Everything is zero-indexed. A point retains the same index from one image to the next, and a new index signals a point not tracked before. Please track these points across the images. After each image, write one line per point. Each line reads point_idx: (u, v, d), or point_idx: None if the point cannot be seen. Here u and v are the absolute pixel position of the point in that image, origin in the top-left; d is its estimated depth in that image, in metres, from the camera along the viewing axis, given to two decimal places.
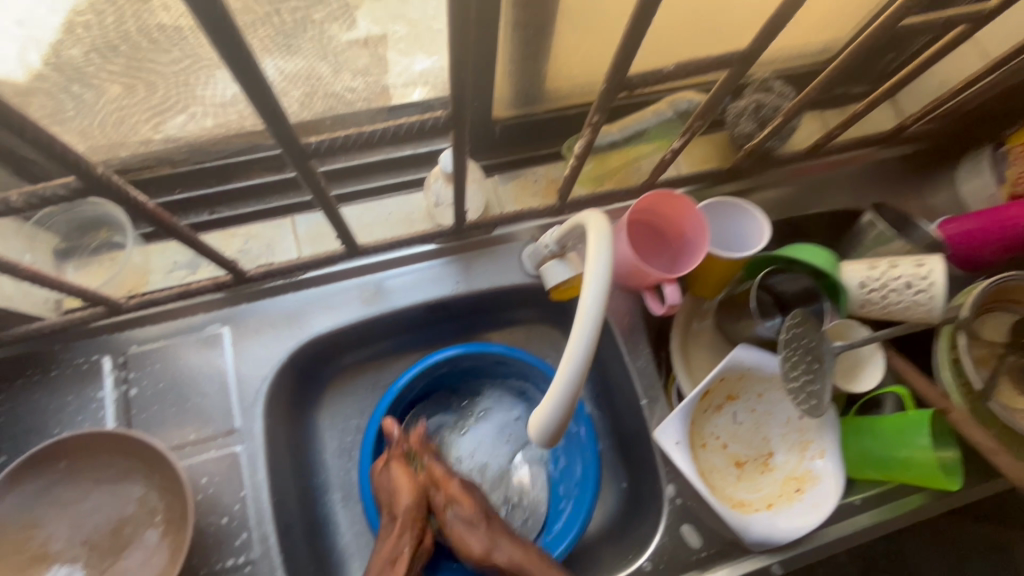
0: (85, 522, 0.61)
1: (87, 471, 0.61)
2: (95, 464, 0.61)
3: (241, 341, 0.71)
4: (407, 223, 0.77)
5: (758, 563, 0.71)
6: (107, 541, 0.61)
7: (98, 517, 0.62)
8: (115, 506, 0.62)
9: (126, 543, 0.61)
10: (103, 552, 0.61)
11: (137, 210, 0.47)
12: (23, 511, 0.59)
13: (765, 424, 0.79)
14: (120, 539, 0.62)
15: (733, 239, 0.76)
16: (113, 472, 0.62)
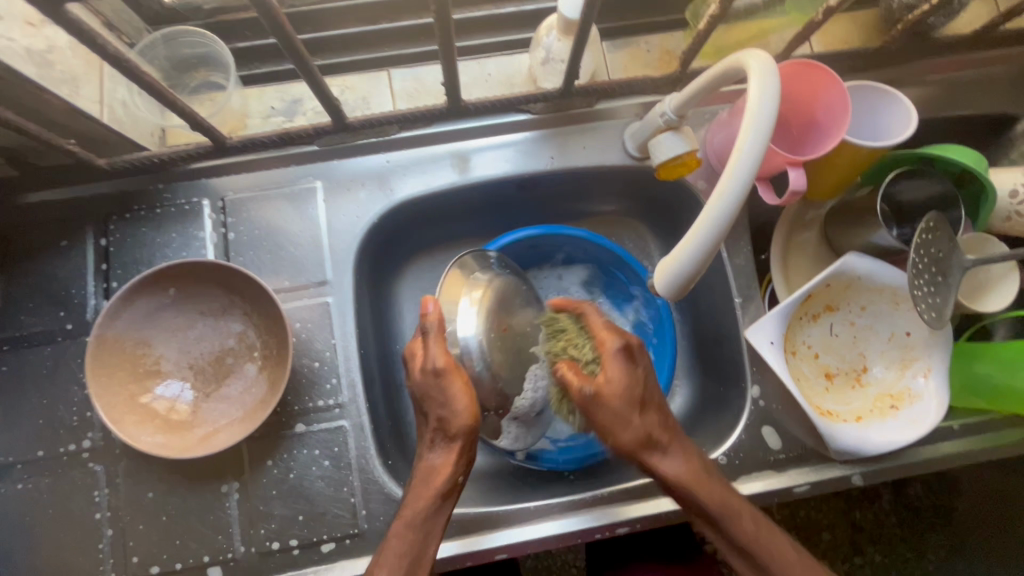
0: (192, 349, 0.65)
1: (194, 302, 0.64)
2: (200, 294, 0.64)
3: (333, 197, 0.71)
4: (507, 86, 0.72)
5: (838, 472, 0.69)
6: (211, 369, 0.65)
7: (202, 346, 0.65)
8: (218, 337, 0.65)
9: (228, 373, 0.65)
10: (209, 378, 0.64)
11: (271, 23, 0.45)
12: (137, 330, 0.62)
13: (864, 339, 0.75)
14: (223, 368, 0.65)
15: (865, 129, 0.68)
16: (216, 305, 0.65)
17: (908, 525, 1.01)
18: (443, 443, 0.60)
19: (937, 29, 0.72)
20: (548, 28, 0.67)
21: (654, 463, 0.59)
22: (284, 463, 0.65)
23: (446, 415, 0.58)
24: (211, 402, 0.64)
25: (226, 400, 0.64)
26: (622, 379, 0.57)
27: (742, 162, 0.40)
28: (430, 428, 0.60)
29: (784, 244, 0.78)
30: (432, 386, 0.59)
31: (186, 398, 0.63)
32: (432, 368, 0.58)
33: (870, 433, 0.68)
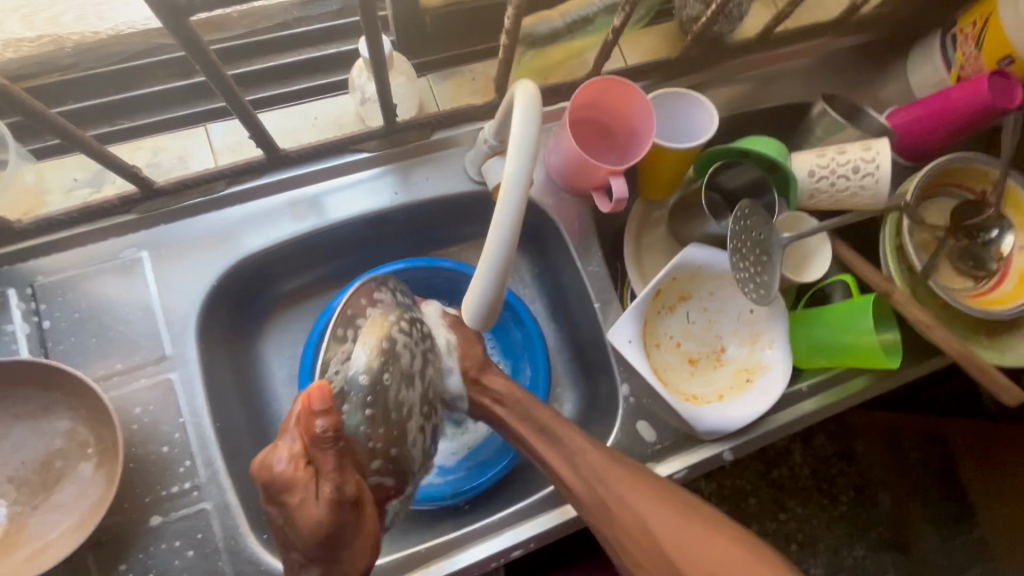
0: (9, 459, 0.58)
1: (4, 407, 0.58)
2: (10, 397, 0.58)
3: (163, 265, 0.66)
4: (336, 127, 0.71)
5: (711, 451, 0.73)
6: (37, 477, 0.58)
7: (24, 452, 0.58)
8: (40, 441, 0.59)
9: (60, 477, 0.59)
10: (36, 488, 0.58)
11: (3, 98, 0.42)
12: None
13: (717, 322, 0.80)
14: (51, 474, 0.58)
15: (680, 131, 0.73)
16: (34, 405, 0.58)
17: (820, 474, 1.10)
18: (322, 553, 0.48)
19: (727, 34, 0.80)
20: (362, 68, 0.67)
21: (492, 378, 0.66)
22: (141, 563, 0.59)
23: (341, 564, 0.49)
24: (42, 514, 0.57)
25: (58, 508, 0.58)
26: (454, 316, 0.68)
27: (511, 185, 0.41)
28: (299, 545, 0.48)
29: (637, 245, 0.82)
30: (336, 525, 0.47)
31: (4, 516, 0.56)
32: (346, 500, 0.48)
33: (730, 409, 0.73)
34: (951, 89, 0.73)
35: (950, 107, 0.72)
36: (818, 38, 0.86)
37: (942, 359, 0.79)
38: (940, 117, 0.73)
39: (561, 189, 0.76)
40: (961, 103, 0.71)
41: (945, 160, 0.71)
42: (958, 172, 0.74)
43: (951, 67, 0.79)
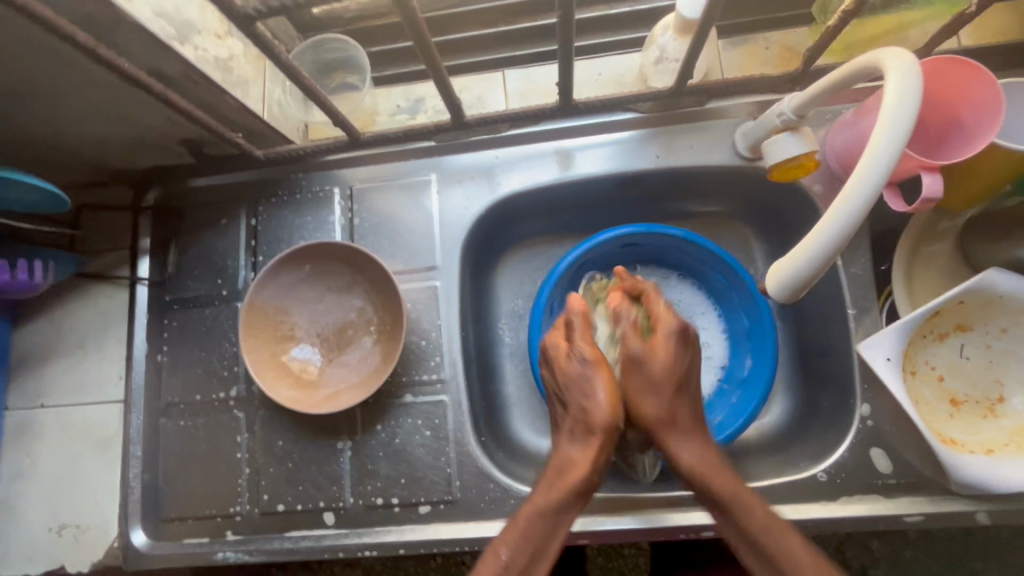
0: (319, 319, 0.74)
1: (323, 279, 0.73)
2: (329, 271, 0.73)
3: (446, 190, 0.76)
4: (616, 86, 0.73)
5: (960, 506, 0.63)
6: (334, 338, 0.74)
7: (328, 317, 0.74)
8: (341, 311, 0.74)
9: (348, 343, 0.73)
10: (332, 345, 0.73)
11: (414, 30, 0.50)
12: (277, 299, 0.72)
13: (999, 365, 0.67)
14: (344, 338, 0.73)
15: (1016, 131, 0.62)
16: (343, 281, 0.73)
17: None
18: (582, 436, 0.59)
19: None
20: (666, 27, 0.67)
21: (677, 448, 0.60)
22: (391, 428, 0.71)
23: (588, 405, 0.59)
24: (334, 367, 0.73)
25: (345, 366, 0.73)
26: (668, 359, 0.60)
27: (874, 167, 0.42)
28: (571, 419, 0.61)
29: (911, 257, 0.71)
30: (579, 376, 0.60)
31: (316, 361, 0.73)
32: (582, 357, 0.61)
33: (1003, 468, 0.61)
34: None
35: None
36: None
37: None
38: None
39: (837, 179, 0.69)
40: None
41: None
42: None
43: None
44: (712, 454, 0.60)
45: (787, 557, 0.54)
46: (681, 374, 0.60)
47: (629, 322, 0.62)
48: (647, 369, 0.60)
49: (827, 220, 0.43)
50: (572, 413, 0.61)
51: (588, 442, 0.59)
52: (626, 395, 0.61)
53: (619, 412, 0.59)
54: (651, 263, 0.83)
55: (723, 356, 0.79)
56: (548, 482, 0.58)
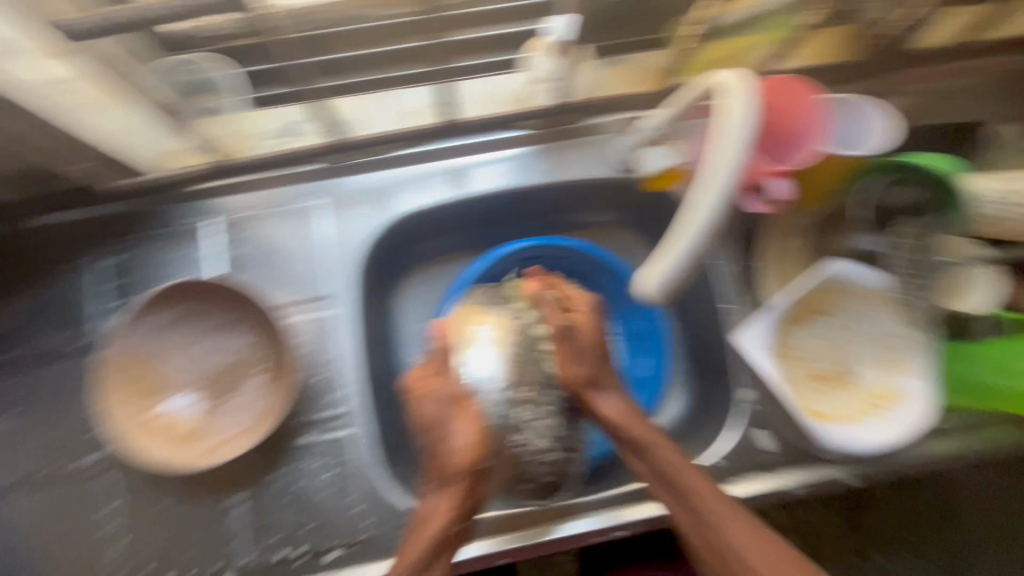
0: (200, 362, 0.68)
1: (201, 320, 0.67)
2: (207, 312, 0.67)
3: (334, 215, 0.74)
4: (499, 106, 0.75)
5: (830, 472, 0.71)
6: (217, 382, 0.68)
7: (210, 359, 0.68)
8: (224, 352, 0.68)
9: (235, 385, 0.68)
10: (216, 390, 0.68)
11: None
12: (145, 344, 0.65)
13: (852, 342, 0.76)
14: (229, 381, 0.68)
15: (840, 138, 0.71)
16: (223, 320, 0.68)
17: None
18: (440, 486, 0.62)
19: (908, 42, 0.75)
20: (537, 49, 0.69)
21: (599, 401, 0.65)
22: (289, 473, 0.66)
23: (447, 451, 0.62)
24: (219, 414, 0.67)
25: (232, 412, 0.67)
26: (589, 318, 0.67)
27: (719, 173, 0.45)
28: (432, 470, 0.64)
29: (775, 251, 0.79)
30: (440, 417, 0.64)
31: (196, 408, 0.67)
32: (442, 399, 0.64)
33: (859, 432, 0.69)
34: None
35: None
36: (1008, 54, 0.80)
37: None
38: None
39: None
40: None
41: None
42: None
43: None
44: (629, 410, 0.65)
45: (701, 506, 0.59)
46: (602, 334, 0.68)
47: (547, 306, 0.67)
48: (575, 330, 0.66)
49: (687, 230, 0.46)
50: (433, 463, 0.64)
51: (447, 491, 0.61)
52: (554, 353, 0.66)
53: (477, 461, 0.61)
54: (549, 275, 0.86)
55: (622, 358, 0.84)
56: (415, 539, 0.60)
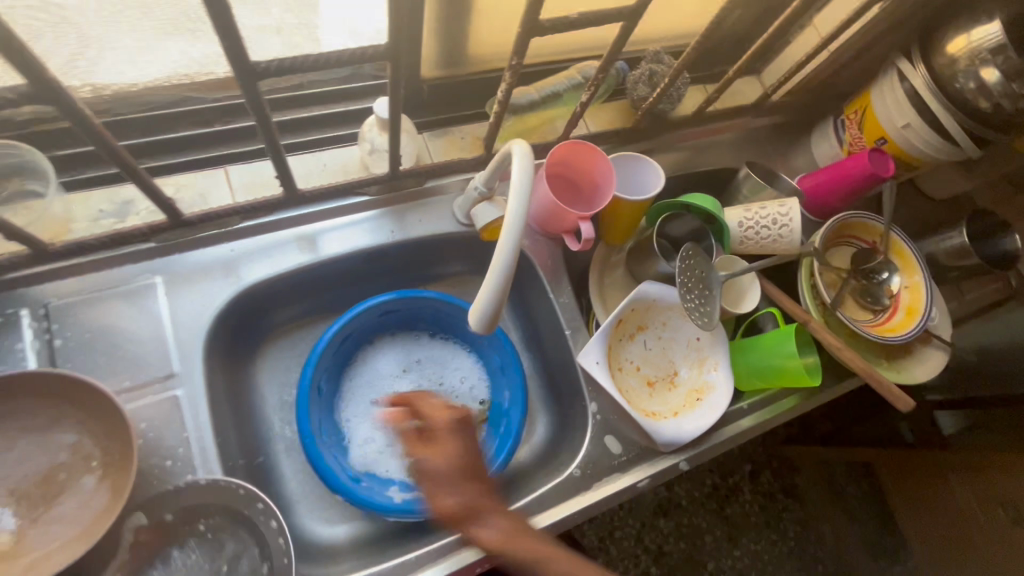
0: (14, 471, 0.62)
1: (13, 421, 0.62)
2: (20, 411, 0.62)
3: (175, 291, 0.72)
4: (341, 174, 0.80)
5: (669, 462, 0.82)
6: (40, 489, 0.63)
7: (28, 465, 0.63)
8: (46, 454, 0.63)
9: (61, 490, 0.63)
10: (36, 501, 0.62)
11: (88, 133, 0.50)
12: None
13: (670, 349, 0.92)
14: (54, 485, 0.63)
15: (633, 184, 0.88)
16: (43, 418, 0.63)
17: (767, 508, 1.40)
18: None
19: (671, 110, 0.97)
20: (371, 125, 0.77)
21: (473, 532, 0.63)
22: None
23: None
24: (40, 526, 0.61)
25: (60, 520, 0.62)
26: (448, 454, 0.65)
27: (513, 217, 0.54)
28: None
29: (600, 282, 0.95)
30: None
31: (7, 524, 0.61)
32: None
33: (684, 423, 0.83)
34: (846, 159, 0.94)
35: (842, 175, 0.93)
36: (741, 118, 1.06)
37: (854, 379, 0.93)
38: (833, 184, 0.95)
39: (537, 233, 0.88)
40: (853, 169, 0.92)
41: (840, 217, 0.92)
42: (855, 226, 0.95)
43: (844, 145, 1.01)
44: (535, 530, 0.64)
45: None
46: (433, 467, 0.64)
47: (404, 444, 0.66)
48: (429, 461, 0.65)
49: (495, 265, 0.53)
50: None
51: None
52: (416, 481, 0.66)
53: None
54: (410, 326, 0.91)
55: (489, 392, 0.90)
56: None
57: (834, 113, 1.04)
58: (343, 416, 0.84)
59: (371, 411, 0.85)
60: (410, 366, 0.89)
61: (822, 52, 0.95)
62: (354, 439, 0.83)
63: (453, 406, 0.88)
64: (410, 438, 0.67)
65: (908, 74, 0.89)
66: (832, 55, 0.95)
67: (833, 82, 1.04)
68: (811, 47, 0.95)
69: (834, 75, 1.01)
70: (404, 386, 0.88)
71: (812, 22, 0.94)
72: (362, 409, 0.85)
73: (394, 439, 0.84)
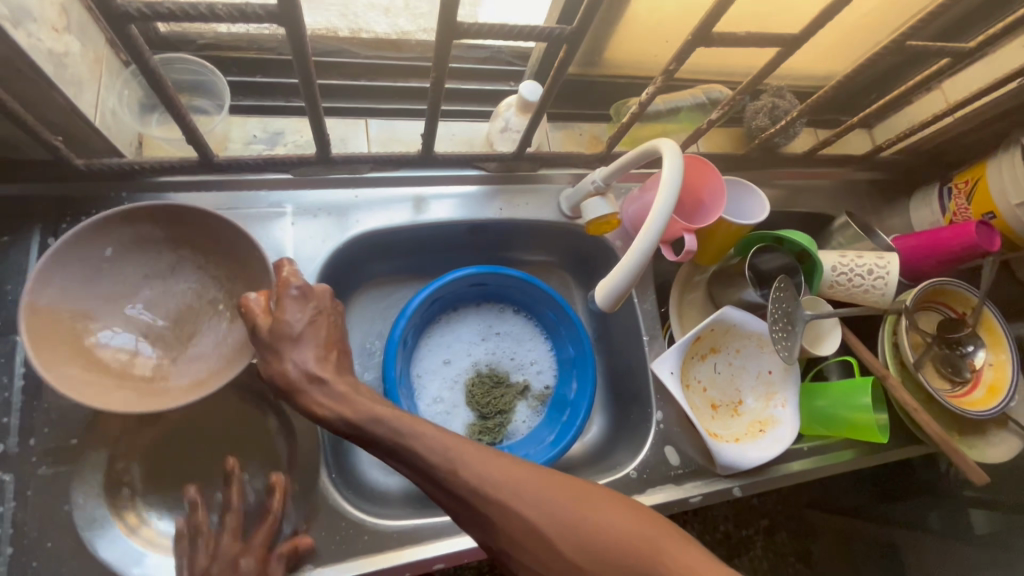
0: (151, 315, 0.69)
1: (145, 266, 0.68)
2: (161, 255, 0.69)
3: (301, 224, 0.77)
4: (467, 146, 0.85)
5: (723, 485, 0.83)
6: (174, 331, 0.69)
7: (163, 307, 0.70)
8: (181, 299, 0.70)
9: (194, 331, 0.70)
10: (171, 341, 0.69)
11: (301, 64, 0.55)
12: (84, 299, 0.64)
13: (739, 376, 0.92)
14: (188, 328, 0.70)
15: (736, 210, 0.90)
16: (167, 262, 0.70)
17: (776, 567, 1.36)
18: None
19: (781, 146, 0.98)
20: (509, 105, 0.81)
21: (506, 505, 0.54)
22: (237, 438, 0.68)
23: None
24: (175, 361, 0.68)
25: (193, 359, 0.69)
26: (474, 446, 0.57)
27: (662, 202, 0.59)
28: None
29: (679, 298, 0.96)
30: None
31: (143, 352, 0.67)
32: None
33: (746, 449, 0.84)
34: (942, 229, 0.94)
35: (940, 242, 0.94)
36: (846, 167, 1.07)
37: (918, 445, 0.92)
38: (928, 250, 0.96)
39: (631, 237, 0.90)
40: (951, 239, 0.92)
41: (937, 281, 0.91)
42: (947, 294, 0.94)
43: (947, 214, 1.01)
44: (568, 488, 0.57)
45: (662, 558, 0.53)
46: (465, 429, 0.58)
47: (252, 297, 0.61)
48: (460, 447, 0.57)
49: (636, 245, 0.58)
50: None
51: None
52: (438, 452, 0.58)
53: None
54: (492, 299, 0.94)
55: (555, 378, 0.92)
56: None
57: (942, 180, 1.03)
58: (417, 370, 0.88)
59: (445, 366, 0.89)
60: (486, 334, 0.92)
61: (946, 117, 0.95)
62: (422, 392, 0.87)
63: (517, 379, 0.91)
64: (255, 310, 0.61)
65: None
66: (956, 121, 0.95)
67: (945, 150, 1.04)
68: (936, 109, 0.96)
69: (950, 142, 1.01)
70: (479, 352, 0.91)
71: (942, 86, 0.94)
72: (433, 365, 0.89)
73: (460, 396, 0.88)
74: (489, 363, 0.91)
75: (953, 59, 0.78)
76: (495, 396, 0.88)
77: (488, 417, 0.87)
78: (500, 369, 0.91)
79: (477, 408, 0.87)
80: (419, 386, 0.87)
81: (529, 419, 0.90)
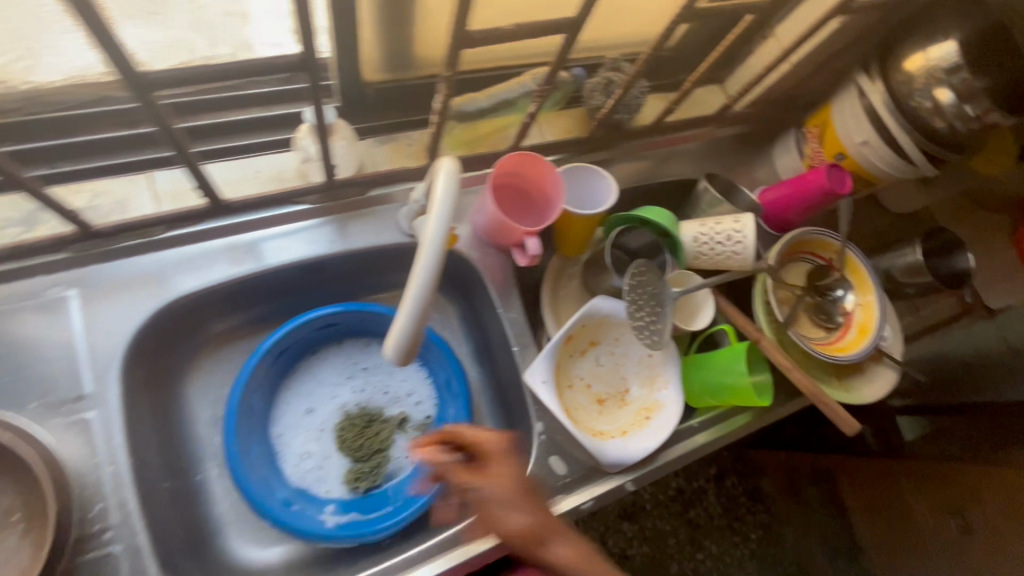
0: None
1: None
2: None
3: (92, 307, 0.68)
4: (278, 181, 0.77)
5: (614, 484, 0.81)
6: None
7: None
8: None
9: None
10: None
11: None
12: None
13: (623, 365, 0.90)
14: None
15: (587, 198, 0.86)
16: None
17: (729, 510, 1.39)
18: None
19: (629, 121, 0.94)
20: (304, 132, 0.73)
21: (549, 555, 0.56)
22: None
23: None
24: None
25: None
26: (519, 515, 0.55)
27: (429, 248, 0.52)
28: None
29: (553, 295, 0.92)
30: None
31: None
32: None
33: (631, 443, 0.82)
34: (807, 172, 0.92)
35: (806, 188, 0.91)
36: (706, 127, 1.04)
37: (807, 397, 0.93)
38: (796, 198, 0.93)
39: (486, 245, 0.86)
40: (813, 182, 0.90)
41: (797, 233, 0.90)
42: (810, 242, 0.94)
43: (806, 158, 0.99)
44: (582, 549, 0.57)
45: None
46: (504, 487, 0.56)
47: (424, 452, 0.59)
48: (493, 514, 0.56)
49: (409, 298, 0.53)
50: None
51: None
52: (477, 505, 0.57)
53: None
54: (355, 335, 0.87)
55: (435, 404, 0.87)
56: None
57: (797, 126, 1.02)
58: (277, 430, 0.82)
59: (310, 417, 0.83)
60: (353, 373, 0.86)
61: (782, 64, 0.93)
62: (287, 454, 0.81)
63: (393, 412, 0.85)
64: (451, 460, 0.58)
65: (867, 90, 0.88)
66: (794, 67, 0.93)
67: (796, 95, 1.02)
68: (773, 57, 0.93)
69: (799, 86, 0.99)
70: (347, 394, 0.85)
71: (774, 33, 0.92)
72: (295, 420, 0.83)
73: (331, 445, 0.82)
74: (359, 403, 0.85)
75: (756, 12, 0.75)
76: (367, 437, 0.82)
77: (364, 461, 0.82)
78: (373, 407, 0.85)
79: (351, 452, 0.81)
80: (282, 445, 0.81)
81: (412, 453, 0.84)
